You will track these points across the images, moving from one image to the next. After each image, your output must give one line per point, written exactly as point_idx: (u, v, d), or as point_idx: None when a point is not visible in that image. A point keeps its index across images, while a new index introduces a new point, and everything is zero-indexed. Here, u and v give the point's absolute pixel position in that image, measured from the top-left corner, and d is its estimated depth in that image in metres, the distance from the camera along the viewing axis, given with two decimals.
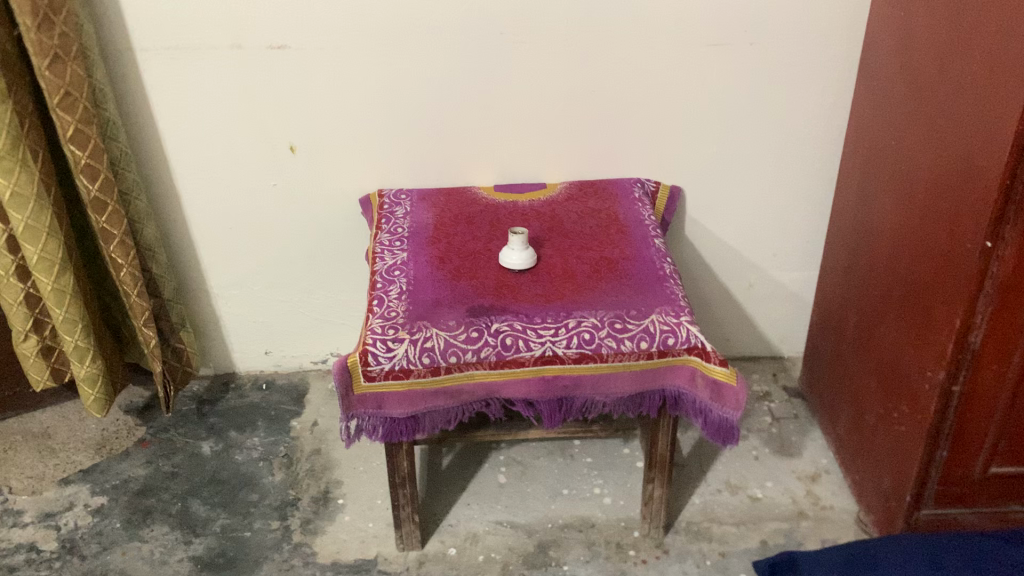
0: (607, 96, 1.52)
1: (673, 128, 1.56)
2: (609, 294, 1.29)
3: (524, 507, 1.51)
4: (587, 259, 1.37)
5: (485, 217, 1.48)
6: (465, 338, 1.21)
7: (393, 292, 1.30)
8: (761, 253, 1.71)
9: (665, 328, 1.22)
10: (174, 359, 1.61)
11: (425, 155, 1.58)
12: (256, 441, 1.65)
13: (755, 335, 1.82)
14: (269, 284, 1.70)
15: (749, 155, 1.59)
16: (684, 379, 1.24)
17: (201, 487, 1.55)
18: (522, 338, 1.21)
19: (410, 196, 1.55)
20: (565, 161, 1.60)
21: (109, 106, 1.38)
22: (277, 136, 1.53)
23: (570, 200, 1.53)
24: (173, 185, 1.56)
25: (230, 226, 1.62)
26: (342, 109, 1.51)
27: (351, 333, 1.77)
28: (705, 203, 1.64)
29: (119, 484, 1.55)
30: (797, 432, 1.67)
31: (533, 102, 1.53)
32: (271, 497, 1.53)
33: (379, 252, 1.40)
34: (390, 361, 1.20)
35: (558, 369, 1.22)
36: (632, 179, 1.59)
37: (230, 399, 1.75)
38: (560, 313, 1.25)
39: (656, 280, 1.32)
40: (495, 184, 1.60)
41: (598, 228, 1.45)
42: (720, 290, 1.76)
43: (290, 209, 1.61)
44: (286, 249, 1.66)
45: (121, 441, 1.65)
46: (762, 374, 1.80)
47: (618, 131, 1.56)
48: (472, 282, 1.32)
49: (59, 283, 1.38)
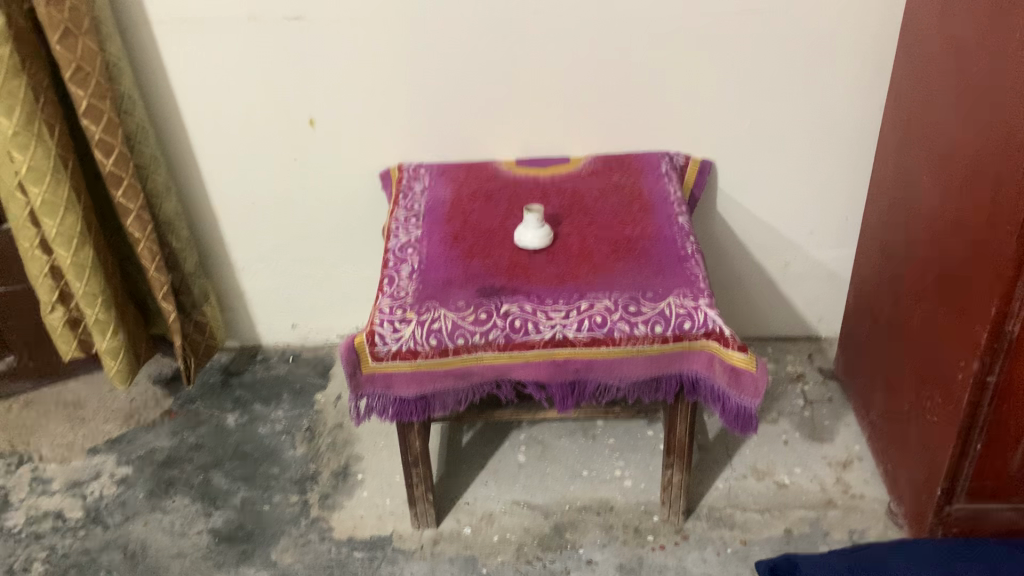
0: (633, 67, 1.46)
1: (702, 100, 1.49)
2: (625, 276, 1.25)
3: (542, 487, 1.48)
4: (605, 238, 1.33)
5: (504, 195, 1.45)
6: (473, 320, 1.19)
7: (404, 272, 1.29)
8: (796, 230, 1.64)
9: (682, 311, 1.18)
10: (197, 334, 1.63)
11: (445, 128, 1.54)
12: (280, 414, 1.65)
13: (791, 315, 1.75)
14: (293, 258, 1.70)
15: (784, 127, 1.51)
16: (702, 364, 1.19)
17: (223, 460, 1.57)
18: (531, 321, 1.18)
19: (430, 171, 1.52)
20: (590, 135, 1.55)
21: (124, 80, 1.38)
22: (296, 109, 1.51)
23: (594, 175, 1.48)
24: (194, 159, 1.56)
25: (253, 200, 1.62)
26: (360, 81, 1.48)
27: None
28: (737, 177, 1.58)
29: (145, 455, 1.58)
30: (830, 416, 1.61)
31: (555, 74, 1.48)
32: (291, 471, 1.54)
33: (394, 229, 1.38)
34: (398, 342, 1.18)
35: (569, 352, 1.18)
36: (659, 154, 1.53)
37: (256, 371, 1.76)
38: (573, 295, 1.22)
39: (677, 261, 1.27)
40: (517, 158, 1.57)
41: (619, 206, 1.40)
42: (753, 267, 1.69)
43: (312, 183, 1.60)
44: (308, 223, 1.65)
45: (148, 412, 1.67)
46: (797, 355, 1.74)
47: (645, 104, 1.50)
48: (485, 262, 1.29)
49: (78, 258, 1.39)
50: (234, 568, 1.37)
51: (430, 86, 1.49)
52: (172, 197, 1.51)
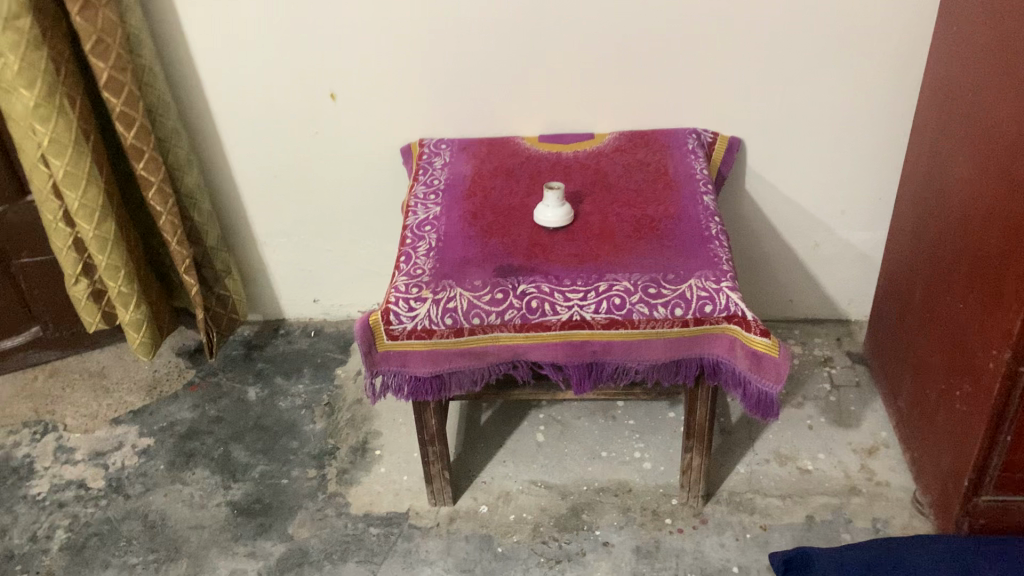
0: (661, 41, 1.42)
1: (731, 75, 1.45)
2: (647, 256, 1.22)
3: (561, 467, 1.47)
4: (627, 217, 1.30)
5: (524, 172, 1.42)
6: (489, 299, 1.17)
7: (422, 248, 1.27)
8: (827, 210, 1.59)
9: (703, 294, 1.15)
10: (219, 307, 1.64)
11: (467, 103, 1.52)
12: (301, 388, 1.65)
13: (819, 297, 1.71)
14: (315, 232, 1.69)
15: (816, 104, 1.47)
16: (723, 348, 1.17)
17: (244, 433, 1.57)
18: (548, 302, 1.16)
19: (451, 146, 1.50)
20: (616, 111, 1.51)
21: (145, 52, 1.37)
22: (317, 82, 1.49)
23: (618, 152, 1.45)
24: (216, 131, 1.55)
25: (275, 173, 1.61)
26: (381, 54, 1.46)
27: None
28: (766, 155, 1.54)
29: (166, 427, 1.59)
30: (857, 401, 1.57)
31: (580, 48, 1.44)
32: (310, 445, 1.54)
33: (413, 206, 1.37)
34: (413, 321, 1.17)
35: (586, 334, 1.17)
36: (686, 130, 1.50)
37: (278, 345, 1.76)
38: (592, 275, 1.19)
39: (700, 241, 1.24)
40: (541, 134, 1.54)
41: (643, 184, 1.37)
42: (781, 248, 1.66)
43: (334, 156, 1.59)
44: (330, 198, 1.64)
45: (171, 383, 1.68)
46: (825, 338, 1.70)
47: (671, 79, 1.46)
48: (503, 240, 1.27)
49: (100, 230, 1.40)
50: (251, 541, 1.38)
51: (453, 59, 1.46)
52: (194, 170, 1.51)
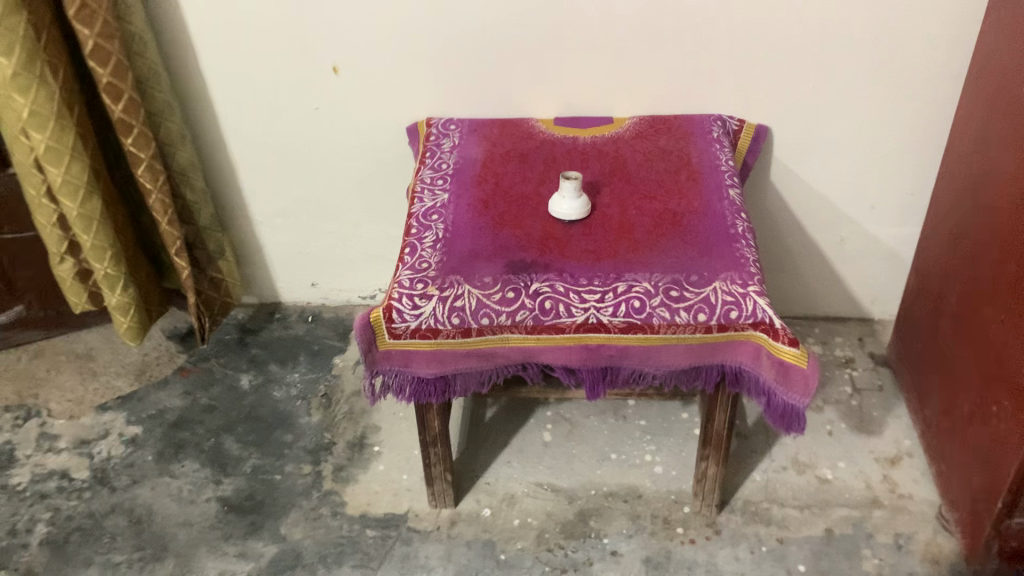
0: (688, 20, 1.33)
1: (761, 59, 1.36)
2: (668, 255, 1.14)
3: (568, 469, 1.40)
4: (648, 211, 1.22)
5: (538, 157, 1.34)
6: (500, 299, 1.09)
7: (428, 240, 1.19)
8: (855, 204, 1.51)
9: (729, 299, 1.07)
10: (212, 291, 1.56)
11: (479, 82, 1.43)
12: (297, 378, 1.58)
13: (842, 294, 1.64)
14: (314, 214, 1.61)
15: (849, 92, 1.38)
16: (749, 356, 1.09)
17: (236, 424, 1.50)
18: (563, 303, 1.08)
19: (461, 128, 1.41)
20: (636, 94, 1.42)
21: (135, 19, 1.28)
22: (318, 53, 1.40)
23: (638, 138, 1.36)
24: (211, 105, 1.46)
25: (273, 151, 1.52)
26: (388, 27, 1.37)
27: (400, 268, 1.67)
28: (794, 145, 1.45)
29: (155, 415, 1.52)
30: (880, 406, 1.50)
31: (601, 26, 1.35)
32: (305, 439, 1.47)
33: (419, 192, 1.28)
34: (417, 319, 1.09)
35: (602, 338, 1.09)
36: (710, 116, 1.41)
37: (274, 329, 1.69)
38: (610, 275, 1.11)
39: (726, 239, 1.16)
40: (556, 117, 1.45)
41: (664, 175, 1.28)
42: (805, 243, 1.58)
43: (336, 134, 1.50)
44: (331, 177, 1.56)
45: (161, 368, 1.61)
46: (847, 338, 1.63)
47: (697, 62, 1.37)
48: (515, 233, 1.19)
49: (85, 209, 1.31)
50: (242, 540, 1.31)
51: (464, 33, 1.37)
52: (187, 146, 1.42)
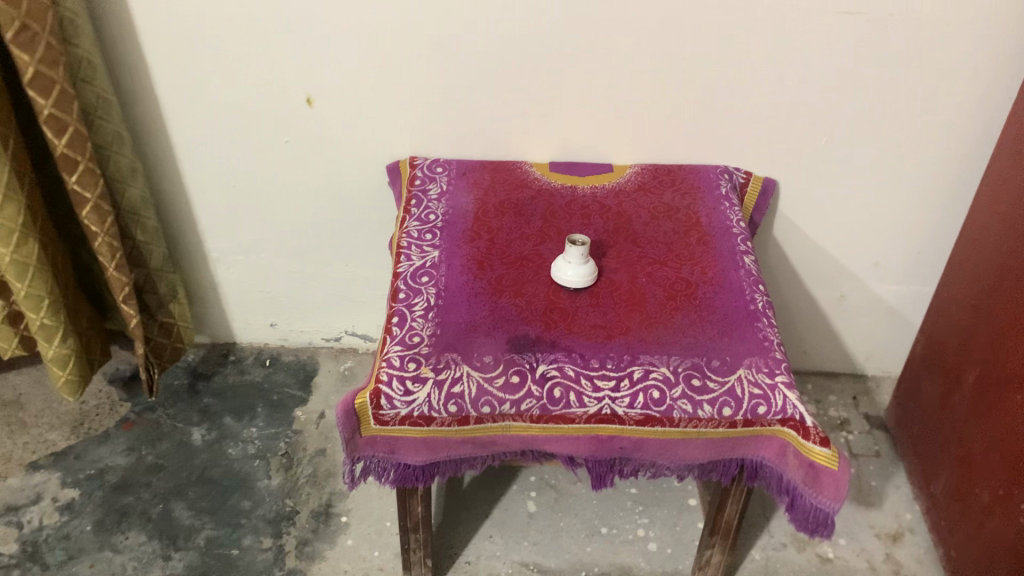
0: (701, 66, 1.22)
1: (776, 111, 1.26)
2: (685, 334, 1.04)
3: (556, 546, 1.29)
4: (660, 279, 1.11)
5: (534, 209, 1.22)
6: (503, 384, 0.97)
7: (418, 308, 1.06)
8: (859, 261, 1.43)
9: (756, 392, 0.97)
10: (162, 337, 1.39)
11: (469, 122, 1.30)
12: (254, 433, 1.44)
13: (838, 351, 1.56)
14: (277, 252, 1.46)
15: (865, 148, 1.29)
16: (774, 452, 1.00)
17: (187, 487, 1.36)
18: (574, 391, 0.97)
19: (448, 172, 1.28)
20: (638, 140, 1.31)
21: (83, 41, 1.12)
22: (290, 82, 1.25)
23: (642, 192, 1.25)
24: (167, 133, 1.31)
25: (234, 184, 1.37)
26: (372, 59, 1.23)
27: (370, 312, 1.53)
28: (802, 200, 1.36)
29: (95, 475, 1.36)
30: (878, 475, 1.42)
31: (607, 69, 1.23)
32: (264, 507, 1.33)
33: (405, 248, 1.15)
34: (408, 406, 0.97)
35: (614, 429, 0.99)
36: (717, 168, 1.31)
37: (228, 374, 1.54)
38: (623, 357, 1.00)
39: (746, 318, 1.06)
40: (551, 161, 1.33)
41: (673, 237, 1.18)
42: (803, 299, 1.49)
43: (306, 169, 1.35)
44: (298, 215, 1.41)
45: (101, 419, 1.45)
46: (841, 397, 1.55)
47: (708, 111, 1.27)
48: (516, 301, 1.07)
49: (19, 254, 1.15)
50: None
51: (454, 69, 1.24)
52: (138, 181, 1.27)
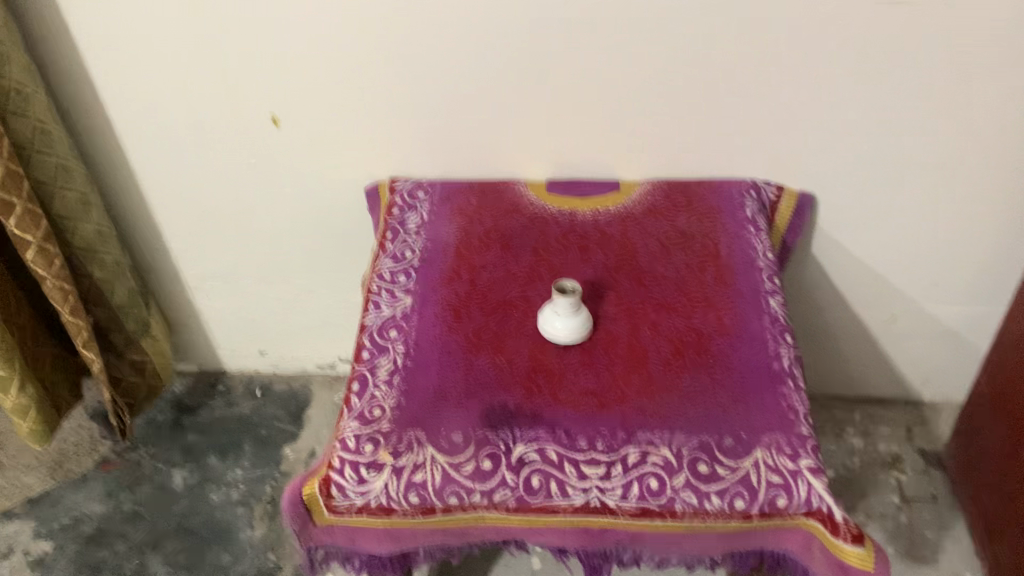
0: (718, 71, 1.04)
1: (809, 119, 1.07)
2: (693, 404, 0.88)
3: None
4: (666, 328, 0.95)
5: (524, 240, 1.06)
6: (473, 471, 0.83)
7: (382, 372, 0.92)
8: (911, 281, 1.25)
9: (775, 481, 0.82)
10: (136, 376, 1.30)
11: (453, 139, 1.14)
12: (239, 475, 1.34)
13: (888, 376, 1.38)
14: (257, 279, 1.33)
15: (919, 158, 1.10)
16: (798, 546, 0.85)
17: (165, 539, 1.26)
18: (555, 479, 0.83)
19: (432, 198, 1.13)
20: (648, 153, 1.14)
21: (11, 70, 0.99)
22: (251, 100, 1.11)
23: (652, 216, 1.09)
24: (125, 158, 1.18)
25: (204, 210, 1.25)
26: (337, 74, 1.08)
27: None
28: (843, 216, 1.18)
29: (69, 525, 1.27)
30: (933, 525, 1.25)
31: (607, 77, 1.06)
32: (244, 562, 1.23)
33: (375, 292, 1.01)
34: (363, 497, 0.83)
35: (606, 522, 0.84)
36: (740, 183, 1.13)
37: (214, 408, 1.44)
38: (617, 434, 0.85)
39: (768, 380, 0.90)
40: (550, 180, 1.17)
41: (685, 274, 1.01)
42: (847, 321, 1.31)
43: (279, 192, 1.22)
44: (276, 239, 1.28)
45: (80, 460, 1.36)
46: (892, 429, 1.38)
47: (727, 121, 1.09)
48: (495, 360, 0.93)
49: None
50: None
51: (432, 82, 1.08)
52: (92, 215, 1.15)
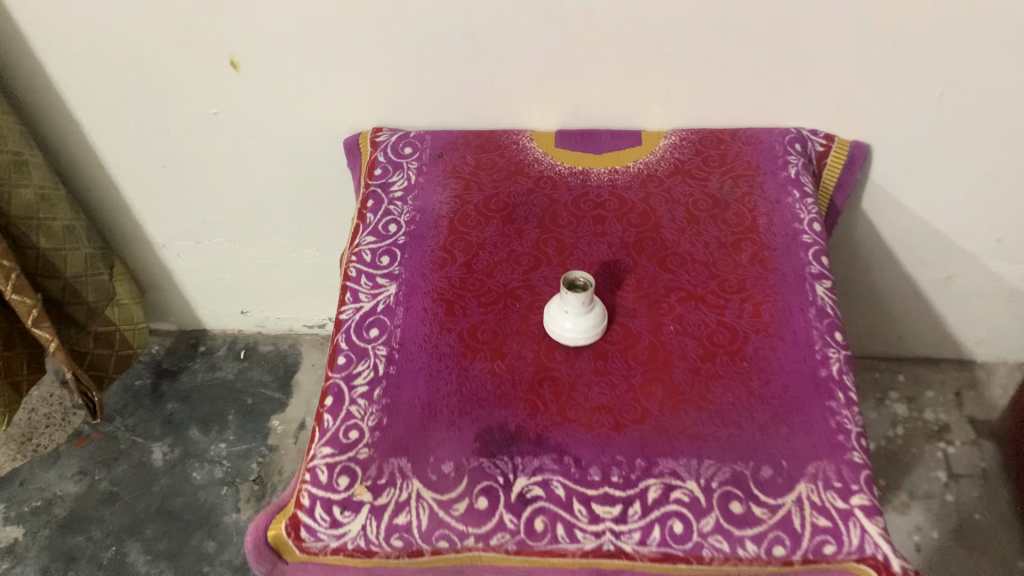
0: (764, 7, 0.85)
1: (872, 61, 0.89)
2: (726, 424, 0.74)
3: None
4: (694, 324, 0.80)
5: (527, 211, 0.91)
6: (465, 512, 0.71)
7: (360, 383, 0.79)
8: (975, 238, 1.09)
9: (822, 525, 0.69)
10: (102, 348, 1.17)
11: (446, 84, 0.97)
12: (222, 451, 1.23)
13: (937, 335, 1.24)
14: (230, 237, 1.19)
15: (1002, 105, 0.92)
16: None
17: (145, 523, 1.17)
18: (561, 520, 0.70)
19: (421, 156, 0.96)
20: (675, 97, 0.96)
21: None
22: (204, 45, 0.93)
23: (678, 179, 0.92)
24: (66, 111, 1.01)
25: (165, 164, 1.09)
26: (306, 15, 0.90)
27: None
28: (901, 168, 1.01)
29: (42, 508, 1.19)
30: (982, 505, 1.13)
31: (630, 14, 0.87)
32: (230, 550, 1.14)
33: (352, 279, 0.86)
34: (338, 540, 0.71)
35: (622, 565, 0.71)
36: (783, 133, 0.95)
37: (196, 372, 1.32)
38: (635, 464, 0.72)
39: (813, 394, 0.76)
40: (560, 130, 1.00)
41: (715, 254, 0.86)
42: (895, 278, 1.16)
43: (248, 145, 1.06)
44: (247, 196, 1.13)
45: (51, 435, 1.26)
46: (939, 393, 1.25)
47: (773, 62, 0.91)
48: (492, 366, 0.79)
49: None
50: None
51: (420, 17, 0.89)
52: (30, 176, 0.99)
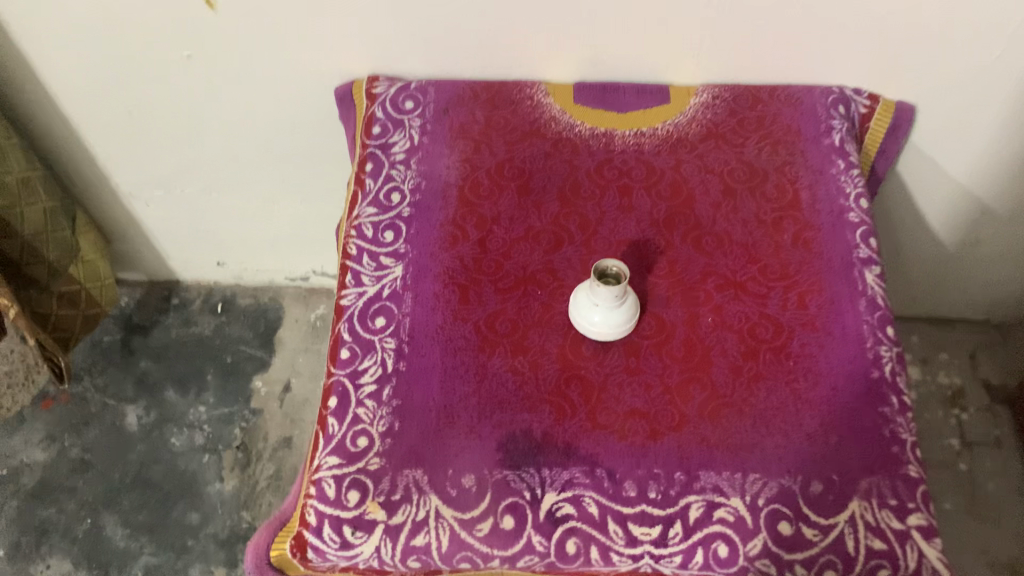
0: None
1: (932, 18, 0.80)
2: (771, 432, 0.68)
3: None
4: (734, 317, 0.73)
5: (546, 179, 0.82)
6: (490, 533, 0.65)
7: (367, 382, 0.71)
8: (1012, 204, 1.02)
9: (879, 548, 0.63)
10: (68, 308, 1.08)
11: (451, 31, 0.86)
12: (202, 415, 1.16)
13: (956, 295, 1.19)
14: (205, 187, 1.09)
15: None
16: None
17: (121, 493, 1.10)
18: (596, 543, 0.64)
19: (424, 112, 0.86)
20: (708, 50, 0.86)
21: None
22: None
23: (711, 144, 0.83)
24: (13, 54, 0.89)
25: (129, 110, 0.97)
26: None
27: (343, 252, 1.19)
28: (945, 131, 0.93)
29: (9, 477, 1.11)
30: (995, 475, 1.10)
31: None
32: (215, 523, 1.08)
33: (353, 257, 0.78)
34: (349, 560, 0.65)
35: None
36: (825, 94, 0.86)
37: (170, 327, 1.23)
38: (674, 480, 0.66)
39: (865, 398, 0.70)
40: (577, 83, 0.90)
41: (754, 234, 0.78)
42: (920, 240, 1.10)
43: (225, 93, 0.94)
44: (224, 144, 1.02)
45: (15, 395, 1.17)
46: (953, 356, 1.21)
47: (822, 17, 0.81)
48: (514, 364, 0.71)
49: None
50: None
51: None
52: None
